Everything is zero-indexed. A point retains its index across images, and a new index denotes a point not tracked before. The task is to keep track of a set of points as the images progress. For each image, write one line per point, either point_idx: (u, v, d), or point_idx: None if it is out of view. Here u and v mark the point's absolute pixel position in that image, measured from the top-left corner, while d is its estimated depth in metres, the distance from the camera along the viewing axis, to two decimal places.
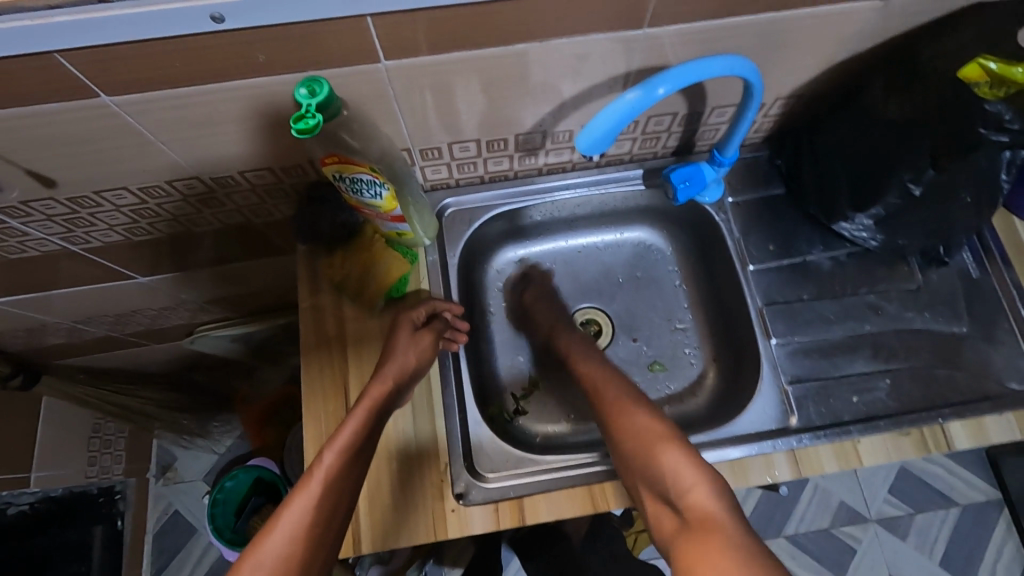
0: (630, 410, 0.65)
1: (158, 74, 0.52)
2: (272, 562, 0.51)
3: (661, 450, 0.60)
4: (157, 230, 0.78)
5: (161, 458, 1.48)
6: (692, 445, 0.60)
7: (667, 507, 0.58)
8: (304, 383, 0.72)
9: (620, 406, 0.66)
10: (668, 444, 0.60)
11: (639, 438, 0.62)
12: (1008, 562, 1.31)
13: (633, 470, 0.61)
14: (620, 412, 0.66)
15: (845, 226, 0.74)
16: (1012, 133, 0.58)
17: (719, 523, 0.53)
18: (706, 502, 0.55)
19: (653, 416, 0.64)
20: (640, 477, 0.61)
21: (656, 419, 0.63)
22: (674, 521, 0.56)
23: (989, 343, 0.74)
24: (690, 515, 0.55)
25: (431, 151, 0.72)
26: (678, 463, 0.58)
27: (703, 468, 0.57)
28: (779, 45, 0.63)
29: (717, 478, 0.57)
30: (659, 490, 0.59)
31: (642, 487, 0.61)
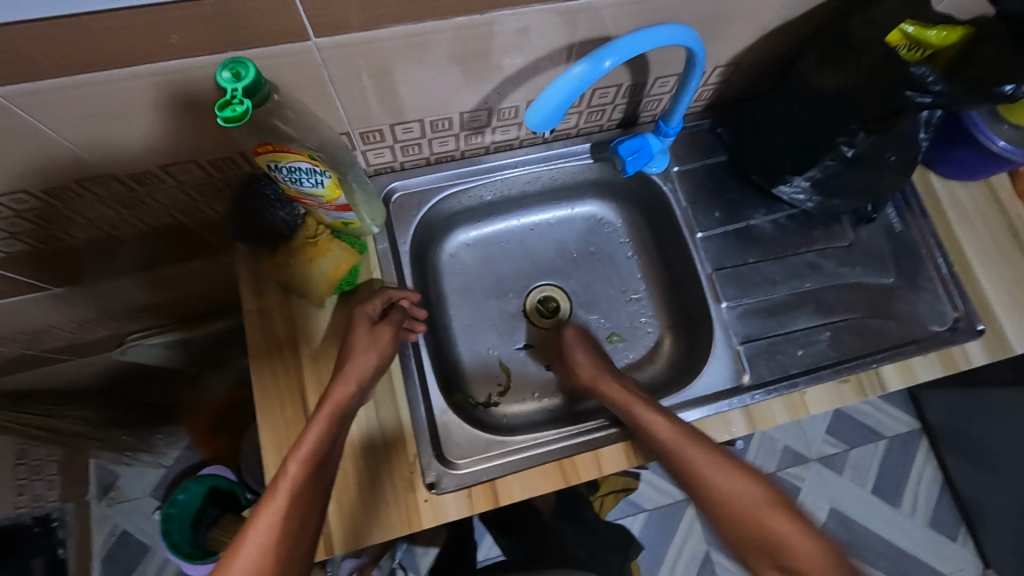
0: (689, 442, 0.63)
1: (52, 61, 0.46)
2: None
3: (726, 481, 0.59)
4: (69, 236, 0.70)
5: (101, 478, 1.38)
6: (753, 474, 0.59)
7: (743, 536, 0.56)
8: (257, 389, 0.68)
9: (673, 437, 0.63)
10: (731, 474, 0.59)
11: (702, 470, 0.60)
12: (929, 483, 1.46)
13: (704, 503, 0.60)
14: (675, 445, 0.63)
15: (784, 190, 0.77)
16: (935, 94, 0.61)
17: (795, 544, 0.53)
18: (780, 528, 0.54)
19: (708, 446, 0.62)
20: (709, 509, 0.59)
21: (708, 449, 0.62)
22: (753, 548, 0.55)
23: (913, 291, 0.80)
24: (769, 540, 0.54)
25: (372, 134, 0.69)
26: (743, 492, 0.58)
27: (779, 499, 0.57)
28: (717, 13, 0.64)
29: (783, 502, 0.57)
30: (735, 521, 0.57)
31: (713, 517, 0.59)
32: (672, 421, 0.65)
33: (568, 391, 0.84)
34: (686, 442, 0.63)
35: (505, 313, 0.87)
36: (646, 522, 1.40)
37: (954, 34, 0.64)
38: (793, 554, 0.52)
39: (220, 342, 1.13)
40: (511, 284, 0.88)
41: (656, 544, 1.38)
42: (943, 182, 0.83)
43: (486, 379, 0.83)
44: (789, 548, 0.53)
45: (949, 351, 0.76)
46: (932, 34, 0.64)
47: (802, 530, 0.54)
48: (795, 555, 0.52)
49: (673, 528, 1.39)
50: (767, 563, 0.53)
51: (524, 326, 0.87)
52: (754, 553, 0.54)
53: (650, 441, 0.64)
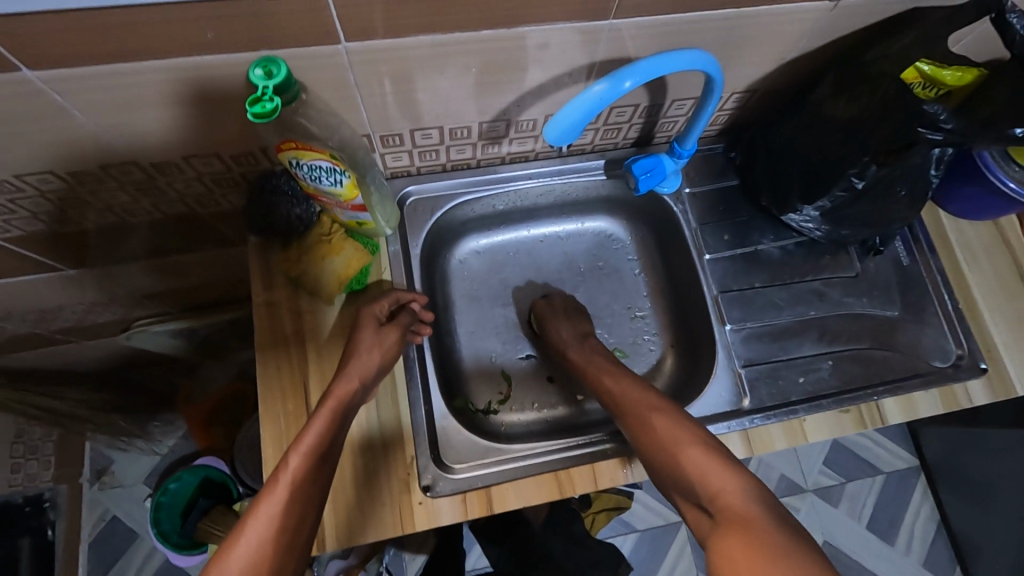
0: (658, 416, 0.63)
1: (91, 49, 0.48)
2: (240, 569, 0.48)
3: (687, 453, 0.58)
4: (89, 219, 0.72)
5: (95, 463, 1.38)
6: (719, 448, 0.58)
7: (701, 510, 0.55)
8: (261, 381, 0.69)
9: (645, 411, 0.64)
10: (692, 447, 0.58)
11: (665, 443, 0.60)
12: (925, 521, 1.45)
13: (668, 476, 0.59)
14: (647, 417, 0.63)
15: (794, 217, 0.78)
16: (945, 131, 0.61)
17: (747, 521, 0.50)
18: (736, 503, 0.52)
19: (680, 420, 0.61)
20: (674, 482, 0.59)
21: (678, 421, 0.61)
22: (706, 521, 0.54)
23: (917, 325, 0.80)
24: (722, 515, 0.52)
25: (392, 138, 0.70)
26: (703, 466, 0.56)
27: (742, 475, 0.54)
28: (737, 42, 0.65)
29: (745, 476, 0.54)
30: (694, 494, 0.56)
31: (677, 491, 0.58)
32: (645, 399, 0.66)
33: (568, 405, 0.85)
34: (654, 416, 0.63)
35: (510, 322, 0.88)
36: (636, 542, 1.38)
37: (968, 75, 0.66)
38: (740, 526, 0.50)
39: (225, 333, 1.14)
40: (517, 293, 0.89)
41: (646, 564, 1.37)
42: (952, 219, 0.84)
43: (487, 386, 0.84)
44: (740, 524, 0.50)
45: (950, 388, 0.76)
46: (947, 75, 0.66)
47: (762, 504, 0.51)
48: (741, 531, 0.49)
49: (663, 550, 1.38)
50: (715, 538, 0.51)
51: (528, 336, 0.87)
52: (708, 526, 0.53)
53: (627, 416, 0.66)
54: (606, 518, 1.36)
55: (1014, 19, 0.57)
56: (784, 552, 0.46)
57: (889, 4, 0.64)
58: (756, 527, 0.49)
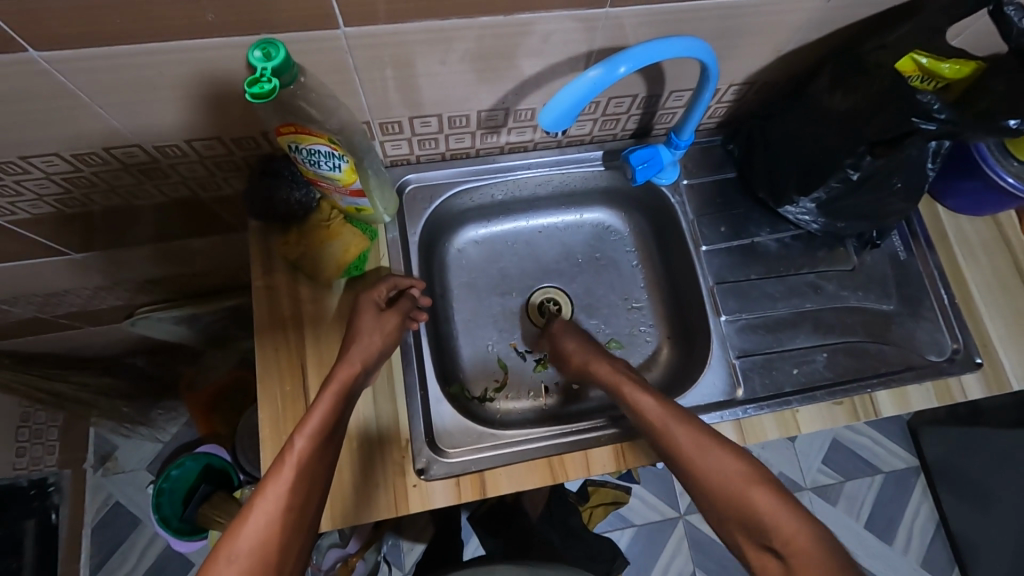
0: (714, 449, 0.61)
1: (96, 30, 0.49)
2: (250, 551, 0.50)
3: (752, 494, 0.57)
4: (93, 201, 0.73)
5: (100, 448, 1.40)
6: (784, 490, 0.57)
7: (768, 553, 0.55)
8: (259, 362, 0.70)
9: (699, 445, 0.61)
10: (757, 488, 0.57)
11: (726, 480, 0.58)
12: (924, 520, 1.45)
13: (726, 510, 0.58)
14: (702, 452, 0.61)
15: (790, 210, 0.79)
16: (941, 122, 0.61)
17: (825, 570, 0.51)
18: (809, 548, 0.52)
19: (737, 454, 0.60)
20: (733, 520, 0.58)
21: (742, 458, 0.59)
22: (779, 568, 0.53)
23: (913, 319, 0.80)
24: (796, 562, 0.52)
25: (391, 125, 0.71)
26: (773, 508, 0.55)
27: (814, 522, 0.54)
28: (734, 32, 0.66)
29: (821, 527, 0.54)
30: (760, 537, 0.55)
31: (735, 530, 0.58)
32: (692, 430, 0.63)
33: (563, 394, 0.85)
34: (709, 449, 0.61)
35: (507, 312, 0.88)
36: (634, 536, 1.39)
37: (966, 68, 0.66)
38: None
39: (227, 321, 1.16)
40: (515, 283, 0.90)
41: (643, 558, 1.37)
42: (950, 214, 0.84)
43: (483, 374, 0.85)
44: (814, 573, 0.51)
45: (944, 381, 0.76)
46: (945, 67, 0.66)
47: (837, 554, 0.52)
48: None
49: (661, 544, 1.38)
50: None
51: (524, 325, 0.88)
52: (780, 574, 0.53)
53: (670, 445, 0.63)
54: (603, 513, 1.37)
55: (1011, 11, 0.58)
56: None
57: None
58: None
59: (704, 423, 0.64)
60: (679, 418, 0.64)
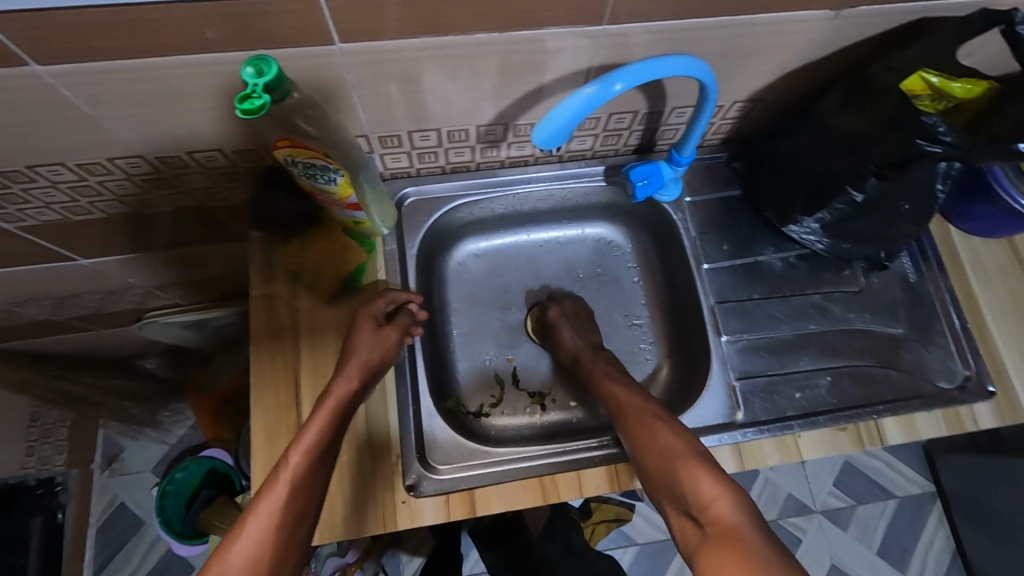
0: (656, 424, 0.64)
1: (100, 45, 0.50)
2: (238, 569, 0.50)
3: (682, 465, 0.59)
4: (100, 210, 0.74)
5: (107, 449, 1.41)
6: (714, 464, 0.59)
7: (687, 519, 0.57)
8: (253, 372, 0.70)
9: (639, 417, 0.65)
10: (688, 461, 0.59)
11: (663, 453, 0.61)
12: (938, 550, 1.40)
13: (660, 480, 0.61)
14: (642, 425, 0.64)
15: (794, 229, 0.77)
16: (945, 145, 0.59)
17: (738, 537, 0.52)
18: (724, 516, 0.54)
19: (679, 431, 0.62)
20: (665, 489, 0.60)
21: (681, 435, 0.62)
22: (696, 533, 0.56)
23: (923, 344, 0.78)
24: (712, 528, 0.54)
25: (390, 139, 0.71)
26: (697, 477, 0.58)
27: (734, 492, 0.55)
28: (738, 49, 0.65)
29: (744, 498, 0.55)
30: (683, 504, 0.58)
31: (665, 497, 0.61)
32: (643, 404, 0.67)
33: (562, 411, 0.84)
34: (654, 422, 0.64)
35: (506, 326, 0.88)
36: (636, 555, 1.36)
37: (978, 88, 0.64)
38: (729, 547, 0.51)
39: (233, 327, 1.17)
40: (514, 298, 0.89)
41: None
42: (963, 236, 0.81)
43: (480, 389, 0.84)
44: (726, 543, 0.52)
45: (955, 410, 0.74)
46: (955, 87, 0.64)
47: (753, 522, 0.53)
48: (728, 547, 0.51)
49: (664, 565, 1.35)
50: (705, 551, 0.54)
51: (521, 340, 0.88)
52: (697, 538, 0.55)
53: (624, 418, 0.67)
54: (605, 530, 1.35)
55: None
56: (763, 566, 0.49)
57: (897, 12, 0.62)
58: (743, 546, 0.51)
59: (660, 403, 0.67)
60: (637, 398, 0.68)
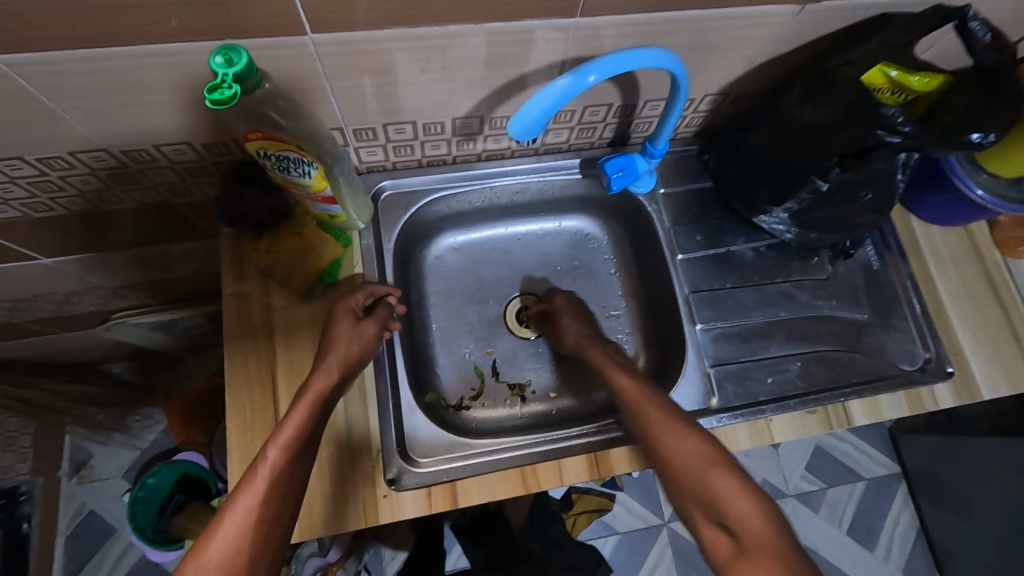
0: (683, 431, 0.62)
1: (59, 34, 0.48)
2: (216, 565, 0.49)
3: (714, 476, 0.58)
4: (61, 206, 0.72)
5: (75, 455, 1.37)
6: (746, 476, 0.58)
7: (719, 532, 0.56)
8: (227, 371, 0.69)
9: (663, 421, 0.63)
10: (720, 472, 0.58)
11: (690, 460, 0.60)
12: (904, 527, 1.46)
13: (686, 490, 0.59)
14: (668, 431, 0.62)
15: (764, 220, 0.80)
16: (904, 135, 0.61)
17: (777, 552, 0.52)
18: (760, 530, 0.54)
19: (705, 438, 0.62)
20: (692, 499, 0.59)
21: (707, 442, 0.61)
22: (730, 548, 0.54)
23: (886, 329, 0.81)
24: (747, 541, 0.54)
25: (365, 132, 0.71)
26: (729, 488, 0.57)
27: (769, 507, 0.56)
28: (707, 43, 0.66)
29: (773, 511, 0.55)
30: (716, 517, 0.56)
31: (691, 506, 0.59)
32: (666, 408, 0.65)
33: (541, 402, 0.85)
34: (682, 428, 0.62)
35: (484, 320, 0.88)
36: (616, 544, 1.38)
37: (934, 82, 0.67)
38: (772, 563, 0.51)
39: (205, 327, 1.14)
40: (492, 291, 0.89)
41: (626, 567, 1.37)
42: (922, 225, 0.85)
43: (459, 382, 0.84)
44: (766, 557, 0.52)
45: (916, 391, 0.77)
46: (913, 80, 0.67)
47: (786, 536, 0.53)
48: (770, 562, 0.51)
49: (644, 552, 1.38)
50: (742, 565, 0.52)
51: (500, 333, 0.88)
52: (729, 552, 0.54)
53: (642, 421, 0.65)
54: (587, 520, 1.37)
55: (976, 26, 0.59)
56: None
57: (857, 8, 0.64)
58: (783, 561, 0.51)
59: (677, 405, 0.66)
60: (656, 399, 0.66)
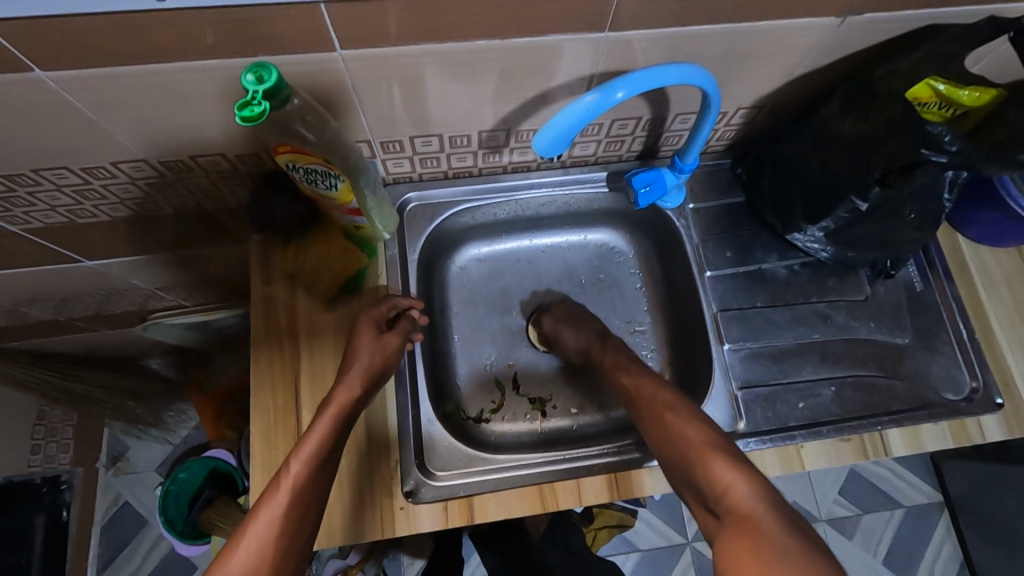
0: (673, 414, 0.63)
1: (102, 50, 0.50)
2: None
3: (705, 459, 0.58)
4: (103, 212, 0.75)
5: (112, 448, 1.42)
6: (739, 458, 0.57)
7: (708, 510, 0.57)
8: (252, 375, 0.70)
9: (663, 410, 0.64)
10: (710, 454, 0.58)
11: (683, 444, 0.60)
12: (946, 560, 1.38)
13: (679, 473, 0.60)
14: (659, 417, 0.64)
15: (799, 237, 0.77)
16: (951, 153, 0.59)
17: (755, 523, 0.51)
18: (740, 503, 0.53)
19: (695, 420, 0.62)
20: (685, 480, 0.60)
21: (703, 428, 0.61)
22: (718, 526, 0.54)
23: (929, 354, 0.77)
24: (729, 516, 0.53)
25: (392, 144, 0.71)
26: (715, 465, 0.57)
27: (759, 486, 0.54)
28: (741, 56, 0.64)
29: (761, 489, 0.54)
30: (703, 495, 0.57)
31: (687, 489, 0.60)
32: (660, 393, 0.66)
33: (562, 418, 0.84)
34: (671, 412, 0.63)
35: (507, 331, 0.87)
36: (638, 561, 1.35)
37: (986, 96, 0.62)
38: (745, 535, 0.50)
39: (236, 328, 1.18)
40: (515, 302, 0.89)
41: None
42: (971, 244, 0.80)
43: (480, 395, 0.84)
44: (741, 530, 0.51)
45: (961, 421, 0.73)
46: (963, 95, 0.62)
47: (771, 513, 0.52)
48: (744, 534, 0.51)
49: (667, 571, 1.34)
50: (722, 540, 0.53)
51: (522, 344, 0.87)
52: (715, 527, 0.55)
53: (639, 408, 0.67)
54: (608, 535, 1.34)
55: None
56: (781, 554, 0.48)
57: (901, 19, 0.62)
58: (759, 534, 0.50)
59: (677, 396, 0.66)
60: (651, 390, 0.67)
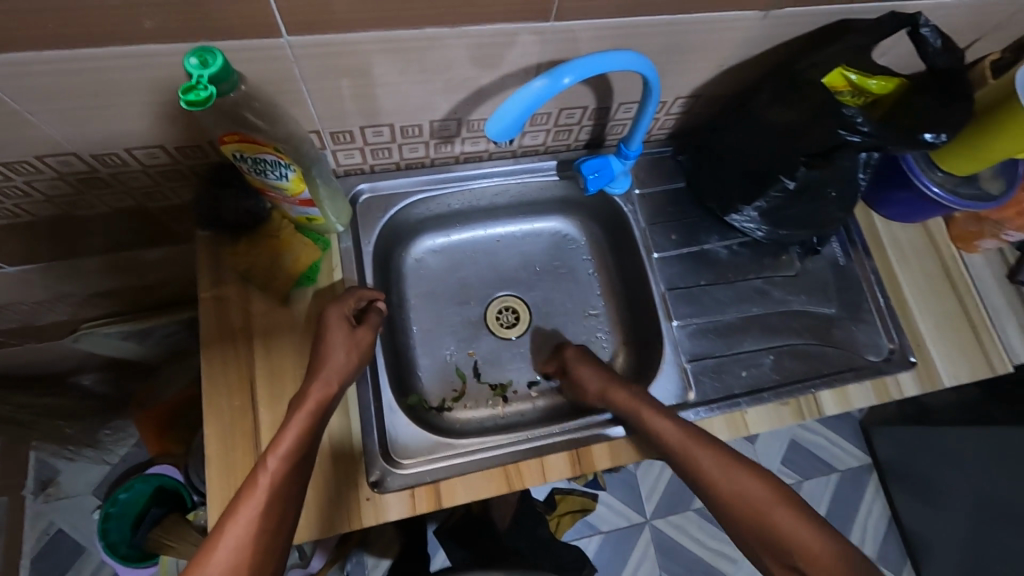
0: (739, 470, 0.63)
1: (25, 36, 0.47)
2: None
3: (773, 514, 0.60)
4: (27, 211, 0.70)
5: (41, 473, 1.32)
6: (802, 506, 0.60)
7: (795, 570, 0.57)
8: (205, 377, 0.68)
9: (721, 464, 0.63)
10: (778, 508, 0.60)
11: (750, 503, 0.61)
12: (876, 517, 1.50)
13: (746, 533, 0.61)
14: (725, 469, 0.63)
15: (735, 218, 0.82)
16: (863, 134, 0.64)
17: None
18: (830, 563, 0.55)
19: (763, 477, 0.62)
20: (758, 544, 0.60)
21: (764, 481, 0.62)
22: None
23: (854, 322, 0.84)
24: None
25: (343, 135, 0.71)
26: (792, 526, 0.59)
27: (831, 537, 0.57)
28: (678, 47, 0.68)
29: (829, 530, 0.58)
30: (785, 557, 0.58)
31: (764, 551, 0.60)
32: (711, 449, 0.65)
33: (523, 401, 0.86)
34: (732, 466, 0.63)
35: (467, 322, 0.88)
36: (601, 544, 1.39)
37: (892, 84, 0.69)
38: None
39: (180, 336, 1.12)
40: (473, 293, 0.90)
41: (610, 566, 1.38)
42: (885, 221, 0.88)
43: (441, 384, 0.84)
44: None
45: (882, 380, 0.80)
46: (872, 83, 0.69)
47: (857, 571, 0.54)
48: None
49: (628, 550, 1.39)
50: None
51: (482, 333, 0.88)
52: None
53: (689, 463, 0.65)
54: (571, 521, 1.38)
55: (927, 32, 0.64)
56: None
57: (817, 15, 0.67)
58: None
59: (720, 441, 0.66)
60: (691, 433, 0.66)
